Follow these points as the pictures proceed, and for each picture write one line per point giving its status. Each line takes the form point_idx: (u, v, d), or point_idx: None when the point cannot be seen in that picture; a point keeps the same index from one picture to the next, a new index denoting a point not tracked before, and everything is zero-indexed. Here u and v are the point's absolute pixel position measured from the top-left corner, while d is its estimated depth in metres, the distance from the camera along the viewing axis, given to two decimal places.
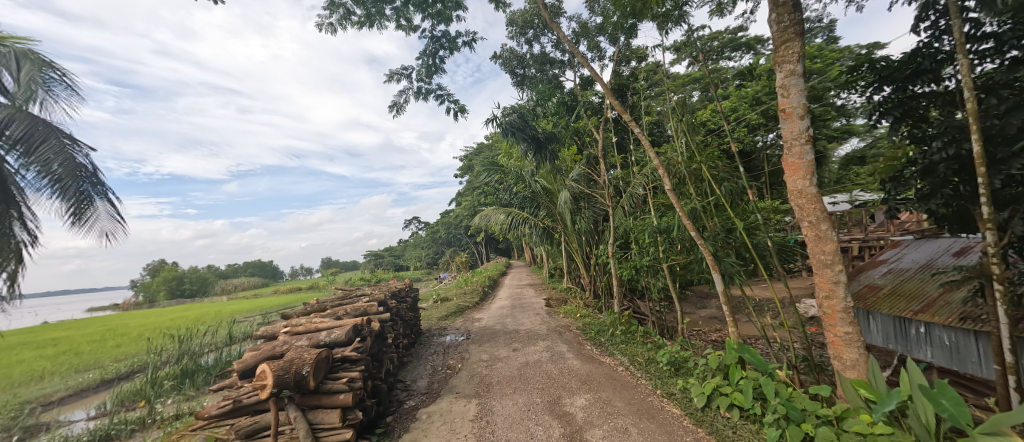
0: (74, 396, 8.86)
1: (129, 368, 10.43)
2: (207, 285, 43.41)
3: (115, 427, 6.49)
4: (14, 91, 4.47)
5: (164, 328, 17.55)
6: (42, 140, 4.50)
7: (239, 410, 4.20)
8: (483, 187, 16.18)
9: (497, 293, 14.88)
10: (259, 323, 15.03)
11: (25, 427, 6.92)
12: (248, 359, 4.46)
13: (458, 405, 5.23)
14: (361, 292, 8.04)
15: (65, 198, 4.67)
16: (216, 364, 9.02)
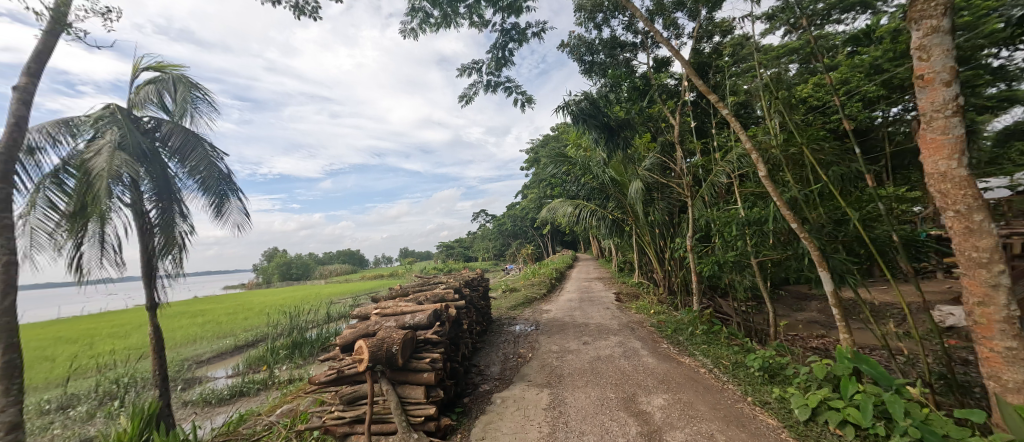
0: (217, 357, 10.84)
1: (254, 338, 12.43)
2: (310, 270, 49.58)
3: (246, 385, 7.81)
4: (173, 109, 5.61)
5: (276, 307, 20.48)
6: (192, 148, 5.54)
7: (342, 379, 4.76)
8: (550, 180, 16.05)
9: (564, 285, 14.77)
10: (349, 306, 16.79)
11: (185, 379, 8.68)
12: (348, 335, 5.02)
13: (531, 393, 5.34)
14: (438, 280, 8.56)
15: (209, 195, 5.74)
16: (318, 339, 10.32)
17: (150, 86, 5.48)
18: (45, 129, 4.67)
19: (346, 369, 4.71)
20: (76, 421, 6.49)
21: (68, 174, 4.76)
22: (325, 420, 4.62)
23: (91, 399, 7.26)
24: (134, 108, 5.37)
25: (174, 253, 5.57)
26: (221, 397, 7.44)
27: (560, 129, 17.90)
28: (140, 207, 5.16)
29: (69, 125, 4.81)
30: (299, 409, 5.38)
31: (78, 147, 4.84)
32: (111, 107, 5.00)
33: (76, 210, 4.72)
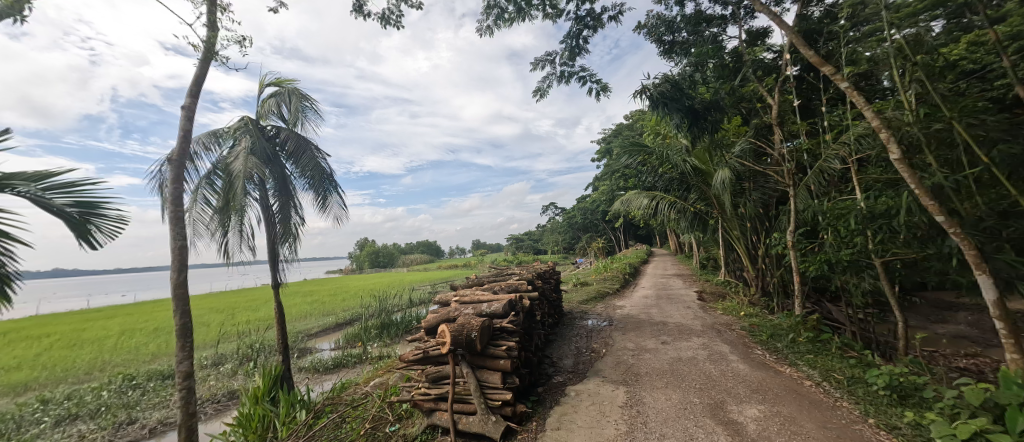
0: (322, 332, 12.46)
1: (350, 317, 14.01)
2: (395, 259, 54.14)
3: (345, 358, 8.87)
4: (289, 118, 6.48)
5: (366, 291, 22.77)
6: (303, 150, 6.37)
7: (427, 359, 5.10)
8: (623, 170, 15.35)
9: (639, 281, 14.12)
10: (429, 293, 18.01)
11: (299, 349, 10.15)
12: (431, 319, 5.37)
13: (606, 389, 5.23)
14: (511, 271, 8.76)
15: (316, 192, 6.57)
16: (402, 322, 11.24)
17: (271, 100, 6.40)
18: (200, 139, 5.75)
19: (431, 350, 5.05)
20: (224, 376, 7.98)
21: (217, 176, 5.82)
22: (413, 395, 5.03)
23: (233, 359, 8.86)
24: (262, 119, 6.34)
25: (290, 242, 6.52)
26: (326, 366, 8.55)
27: (635, 117, 16.99)
28: (266, 202, 6.12)
29: (215, 135, 5.85)
30: (389, 383, 5.96)
31: (222, 153, 5.87)
32: (243, 118, 5.95)
33: (222, 205, 5.77)
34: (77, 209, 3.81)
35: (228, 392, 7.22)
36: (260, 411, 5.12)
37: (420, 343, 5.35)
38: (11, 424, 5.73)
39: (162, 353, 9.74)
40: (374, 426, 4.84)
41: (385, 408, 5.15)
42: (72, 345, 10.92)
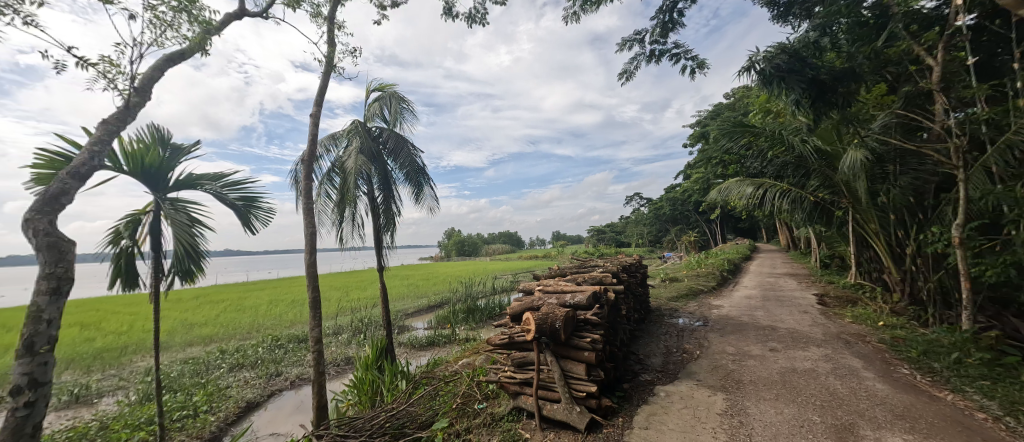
0: (417, 312, 13.68)
1: (441, 300, 15.11)
2: (479, 248, 56.74)
3: (438, 337, 9.62)
4: (390, 119, 7.16)
5: (455, 277, 24.29)
6: (401, 148, 6.99)
7: (513, 344, 5.23)
8: (723, 156, 13.84)
9: (740, 279, 12.73)
10: (512, 281, 18.55)
11: (399, 326, 11.30)
12: (516, 307, 5.46)
13: (702, 393, 4.85)
14: (595, 262, 8.56)
15: (413, 185, 7.19)
16: (487, 308, 11.75)
17: (376, 104, 7.12)
18: (322, 142, 6.67)
19: (516, 337, 5.15)
20: (341, 344, 9.27)
21: (335, 173, 6.71)
22: (500, 377, 5.25)
23: (348, 331, 10.24)
24: (368, 121, 7.10)
25: (392, 231, 7.24)
26: (421, 344, 9.38)
27: (738, 95, 15.14)
28: (372, 195, 6.87)
29: (333, 138, 6.72)
30: (477, 364, 6.32)
31: (339, 154, 6.73)
32: (354, 121, 6.73)
33: (339, 198, 6.64)
34: (244, 202, 4.77)
35: (345, 358, 8.38)
36: (370, 376, 5.84)
37: (506, 329, 5.50)
38: (201, 366, 7.42)
39: (297, 321, 11.68)
40: (464, 402, 5.18)
41: (473, 386, 5.48)
42: (237, 310, 13.70)
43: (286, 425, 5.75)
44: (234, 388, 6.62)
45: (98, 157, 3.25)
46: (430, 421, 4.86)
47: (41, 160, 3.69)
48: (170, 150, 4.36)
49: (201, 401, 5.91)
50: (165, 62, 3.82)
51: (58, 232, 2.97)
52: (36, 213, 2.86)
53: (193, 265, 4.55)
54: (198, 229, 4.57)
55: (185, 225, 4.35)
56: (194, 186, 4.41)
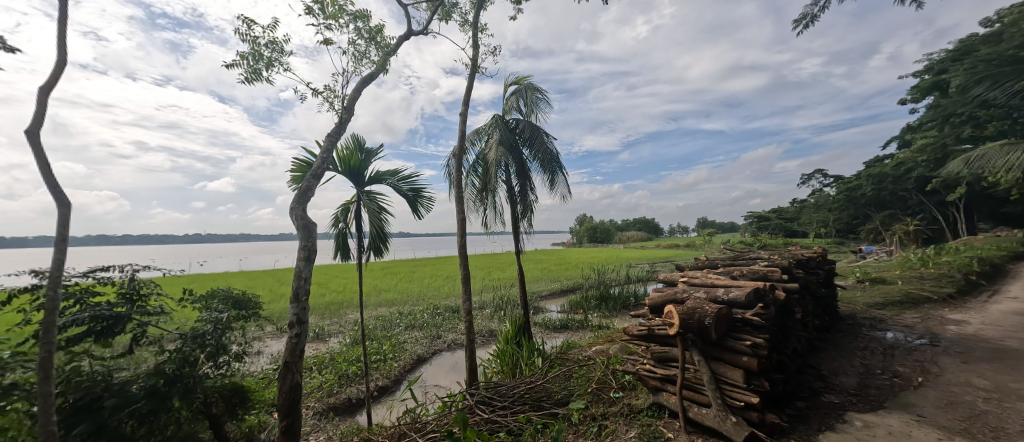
0: (551, 295, 14.10)
1: (573, 285, 15.22)
2: (613, 235, 54.81)
3: (571, 321, 9.71)
4: (525, 111, 7.35)
5: (588, 264, 24.01)
6: (536, 137, 7.10)
7: (652, 337, 4.74)
8: (975, 113, 9.85)
9: (998, 287, 9.03)
10: (650, 270, 17.33)
11: (535, 307, 11.83)
12: (655, 297, 4.90)
13: (926, 434, 3.63)
14: (757, 254, 7.24)
15: (546, 173, 7.28)
16: (621, 297, 11.26)
17: (512, 97, 7.40)
18: (467, 137, 7.30)
19: (657, 329, 4.65)
20: (486, 318, 10.25)
21: (478, 165, 7.29)
22: (638, 370, 4.84)
23: (490, 306, 11.24)
24: (506, 114, 7.44)
25: (528, 218, 7.51)
26: (555, 326, 9.60)
27: (1009, 20, 10.41)
28: (510, 184, 7.23)
29: (477, 132, 7.28)
30: (611, 352, 6.12)
31: (481, 147, 7.27)
32: (494, 115, 7.12)
33: (482, 187, 7.19)
34: (413, 192, 5.59)
35: (489, 330, 9.21)
36: (509, 349, 6.23)
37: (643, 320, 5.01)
38: (385, 323, 9.22)
39: (451, 293, 13.40)
40: (599, 388, 5.04)
41: (608, 374, 5.30)
42: (408, 281, 16.55)
43: (445, 380, 6.64)
44: (408, 343, 8.01)
45: (327, 162, 4.15)
46: (565, 399, 4.86)
47: (293, 167, 4.94)
48: (364, 152, 5.33)
49: (387, 350, 7.36)
50: (364, 81, 4.55)
51: (309, 218, 3.87)
52: (296, 204, 3.83)
53: (381, 243, 5.54)
54: (384, 215, 5.54)
55: (375, 211, 5.35)
56: (379, 180, 5.33)
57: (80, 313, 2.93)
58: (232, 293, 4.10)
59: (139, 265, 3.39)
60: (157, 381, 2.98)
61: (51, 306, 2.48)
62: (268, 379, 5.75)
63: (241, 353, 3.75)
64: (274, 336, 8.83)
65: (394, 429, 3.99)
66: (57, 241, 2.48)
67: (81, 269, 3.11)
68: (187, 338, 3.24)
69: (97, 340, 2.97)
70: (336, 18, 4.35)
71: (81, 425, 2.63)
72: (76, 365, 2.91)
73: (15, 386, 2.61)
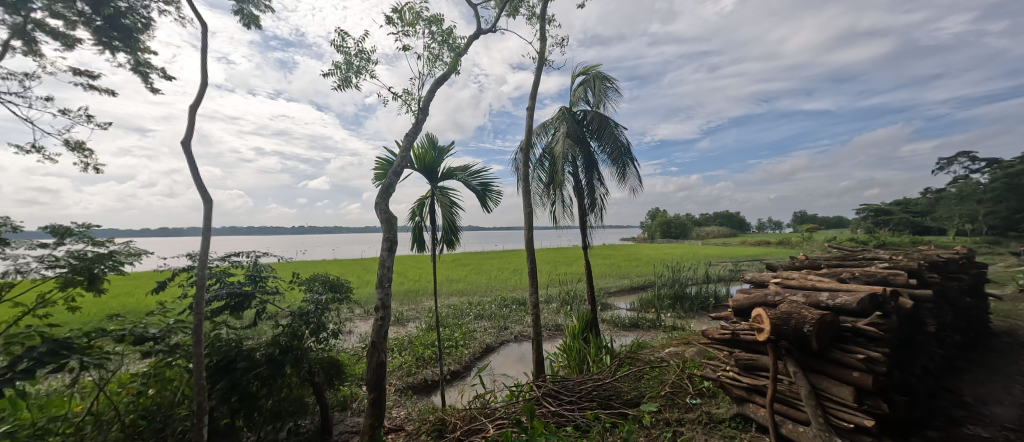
0: (620, 292, 13.57)
1: (643, 283, 14.46)
2: (690, 230, 51.03)
3: (642, 320, 9.23)
4: (593, 101, 7.06)
5: (661, 261, 22.61)
6: (605, 128, 6.77)
7: (738, 343, 4.20)
8: None
9: None
10: (734, 269, 15.78)
11: (603, 304, 11.47)
12: (740, 300, 4.30)
13: None
14: (872, 255, 6.16)
15: (616, 165, 6.94)
16: (699, 297, 10.41)
17: (580, 88, 7.15)
18: (534, 131, 7.24)
19: (743, 334, 4.12)
20: (552, 312, 10.19)
21: (545, 159, 7.19)
22: (720, 377, 4.41)
23: (557, 300, 11.15)
24: (573, 105, 7.22)
25: (596, 212, 7.23)
26: (624, 324, 9.19)
27: None
28: (577, 178, 7.02)
29: (543, 126, 7.18)
30: (687, 355, 5.68)
31: (548, 140, 7.15)
32: (561, 107, 6.95)
33: (548, 181, 7.09)
34: (483, 187, 5.68)
35: (556, 324, 9.12)
36: (576, 345, 6.10)
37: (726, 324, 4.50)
38: (456, 312, 9.63)
39: (518, 286, 13.54)
40: (674, 392, 4.67)
41: (684, 378, 4.91)
42: (477, 272, 17.15)
43: (513, 370, 6.73)
44: (478, 332, 8.26)
45: (406, 161, 4.37)
46: (636, 401, 4.60)
47: (376, 165, 5.28)
48: (437, 150, 5.53)
49: (458, 337, 7.66)
50: (438, 82, 4.60)
51: (391, 212, 4.09)
52: (380, 199, 4.08)
53: (454, 236, 5.73)
54: (456, 209, 5.73)
55: (447, 206, 5.56)
56: (451, 176, 5.50)
57: (220, 290, 3.52)
58: (331, 278, 4.38)
59: (261, 251, 3.92)
60: (274, 350, 3.44)
61: (200, 282, 2.94)
62: (358, 356, 6.32)
63: (337, 330, 4.07)
64: (362, 318, 9.72)
65: (465, 413, 4.10)
66: (206, 229, 3.02)
67: (221, 254, 3.76)
68: (295, 315, 3.65)
69: (232, 314, 3.56)
70: (412, 25, 4.51)
71: (220, 381, 3.27)
72: (217, 333, 3.53)
73: (178, 346, 3.25)
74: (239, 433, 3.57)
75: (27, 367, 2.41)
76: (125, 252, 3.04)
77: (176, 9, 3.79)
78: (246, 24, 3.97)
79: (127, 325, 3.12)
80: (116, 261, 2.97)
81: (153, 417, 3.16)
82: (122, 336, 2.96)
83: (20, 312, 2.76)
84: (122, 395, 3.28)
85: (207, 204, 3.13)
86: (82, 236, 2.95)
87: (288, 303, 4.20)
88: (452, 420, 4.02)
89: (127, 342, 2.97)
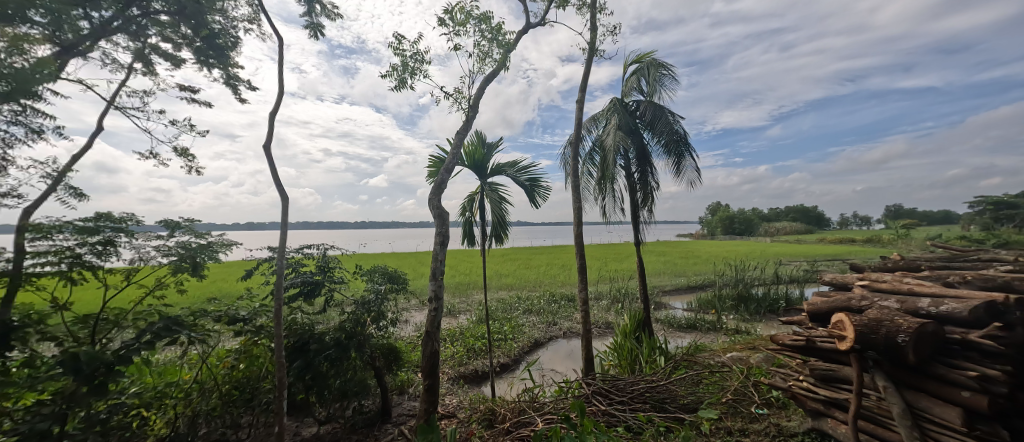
0: (676, 290, 12.87)
1: (703, 282, 13.58)
2: (755, 227, 47.13)
3: (700, 321, 8.67)
4: (648, 90, 6.68)
5: (723, 259, 21.10)
6: (660, 117, 6.38)
7: (813, 351, 3.70)
8: None
9: None
10: (808, 269, 14.30)
11: (658, 303, 10.95)
12: (819, 303, 3.76)
13: None
14: (990, 256, 5.20)
15: (671, 157, 6.54)
16: (767, 299, 9.55)
17: (633, 77, 6.79)
18: (584, 124, 7.02)
19: (818, 341, 3.62)
20: (603, 309, 9.92)
21: (596, 153, 6.94)
22: (790, 386, 3.98)
23: (608, 298, 10.83)
24: (625, 96, 6.89)
25: (650, 206, 6.86)
26: (681, 325, 8.69)
27: None
28: (630, 171, 6.71)
29: (594, 119, 6.93)
30: (752, 361, 5.22)
31: (599, 133, 6.89)
32: (612, 98, 6.65)
33: (599, 176, 6.84)
34: (531, 182, 5.61)
35: (607, 322, 8.86)
36: (628, 343, 5.84)
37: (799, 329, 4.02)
38: (505, 306, 9.72)
39: (567, 282, 13.37)
40: (736, 400, 4.32)
41: (748, 386, 4.51)
42: (527, 267, 17.19)
43: (562, 366, 6.63)
44: (527, 326, 8.25)
45: (457, 158, 4.41)
46: (693, 406, 4.29)
47: (429, 163, 5.43)
48: (487, 145, 5.56)
49: (507, 331, 7.70)
50: (487, 79, 4.54)
51: (442, 207, 4.15)
52: (432, 195, 4.16)
53: (502, 231, 5.76)
54: (505, 204, 5.72)
55: (496, 201, 5.57)
56: (500, 172, 5.50)
57: (296, 278, 3.84)
58: (390, 269, 4.41)
59: (328, 244, 4.14)
60: (342, 334, 3.68)
61: (279, 271, 3.17)
62: (413, 344, 6.59)
63: (395, 319, 4.23)
64: (417, 308, 10.14)
65: (514, 405, 4.08)
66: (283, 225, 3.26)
67: (297, 245, 4.05)
68: (358, 303, 3.82)
69: (305, 300, 3.87)
70: (463, 24, 4.50)
71: (296, 361, 3.57)
72: (293, 316, 3.82)
73: (263, 327, 3.56)
74: (312, 408, 3.89)
75: (149, 339, 2.78)
76: (221, 243, 3.35)
77: (258, 26, 4.09)
78: (314, 35, 4.19)
79: (223, 308, 3.48)
80: (213, 252, 3.28)
81: (244, 388, 3.57)
82: (219, 316, 3.31)
83: (143, 293, 3.14)
84: (219, 367, 3.62)
85: (282, 203, 3.38)
86: (187, 229, 3.26)
87: (353, 292, 4.41)
88: (502, 411, 4.03)
89: (223, 322, 3.34)
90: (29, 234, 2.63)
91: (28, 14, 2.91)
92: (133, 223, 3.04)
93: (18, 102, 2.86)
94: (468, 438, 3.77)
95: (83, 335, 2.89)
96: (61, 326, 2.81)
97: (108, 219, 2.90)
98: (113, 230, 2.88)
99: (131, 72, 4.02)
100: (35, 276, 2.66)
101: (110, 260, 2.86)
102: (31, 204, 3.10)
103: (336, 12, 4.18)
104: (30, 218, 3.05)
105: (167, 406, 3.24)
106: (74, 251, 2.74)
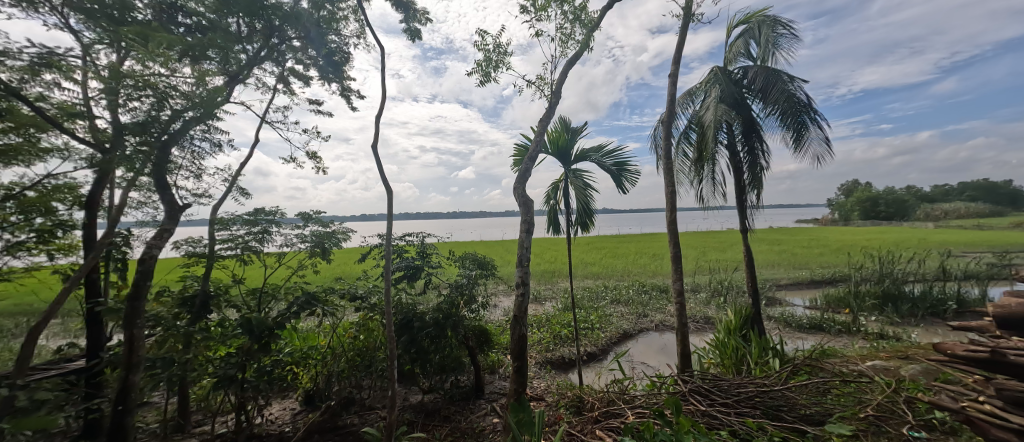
0: (794, 285, 11.30)
1: (831, 276, 11.61)
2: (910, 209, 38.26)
3: (826, 321, 7.49)
4: (758, 53, 5.88)
5: (860, 248, 17.61)
6: (774, 85, 5.57)
7: (999, 366, 2.75)
8: None
9: None
10: (994, 263, 11.18)
11: (771, 298, 9.75)
12: (1013, 306, 2.87)
13: None
14: None
15: (790, 128, 5.68)
16: (927, 299, 7.84)
17: (739, 40, 6.04)
18: (679, 101, 6.51)
19: (1012, 355, 2.69)
20: (701, 302, 9.20)
21: (692, 130, 6.40)
22: (962, 408, 2.94)
23: (708, 290, 10.00)
24: (729, 64, 6.18)
25: (758, 188, 6.09)
26: (800, 324, 7.64)
27: None
28: (733, 149, 6.04)
29: (689, 94, 6.39)
30: (899, 372, 4.35)
31: (696, 109, 6.32)
32: (711, 68, 6.03)
33: (696, 157, 6.29)
34: (616, 167, 5.44)
35: (705, 317, 8.21)
36: (732, 341, 5.34)
37: (979, 338, 3.07)
38: (593, 295, 9.64)
39: (660, 272, 12.69)
40: (881, 417, 3.43)
41: (898, 402, 3.57)
42: (615, 256, 16.74)
43: (654, 360, 6.38)
44: (614, 316, 8.07)
45: (541, 144, 4.43)
46: (820, 419, 3.64)
47: (514, 152, 5.59)
48: (570, 131, 5.50)
49: (594, 320, 7.64)
50: (570, 60, 4.40)
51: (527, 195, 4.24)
52: (518, 183, 4.28)
53: (588, 219, 5.70)
54: (589, 191, 5.64)
55: (579, 188, 5.53)
56: (584, 158, 5.44)
57: (401, 262, 4.36)
58: (480, 256, 4.69)
59: (425, 233, 4.58)
60: (440, 314, 4.06)
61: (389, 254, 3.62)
62: (504, 327, 6.95)
63: (485, 302, 4.50)
64: (505, 293, 10.64)
65: (603, 395, 4.09)
66: (388, 214, 3.69)
67: (401, 234, 4.56)
68: (453, 287, 4.21)
69: (408, 282, 4.35)
70: (544, 9, 4.47)
71: (403, 335, 4.05)
72: (399, 297, 4.33)
73: (376, 305, 4.07)
74: (417, 378, 4.33)
75: (296, 310, 3.43)
76: (341, 232, 3.91)
77: (364, 39, 4.65)
78: (412, 40, 4.56)
79: (347, 287, 4.14)
80: (337, 239, 3.86)
81: (364, 356, 4.11)
82: (344, 294, 3.94)
83: (290, 272, 3.86)
84: (344, 336, 4.29)
85: (389, 196, 3.77)
86: (317, 220, 3.89)
87: (448, 276, 4.79)
88: (591, 400, 4.07)
89: (347, 299, 3.96)
90: (216, 226, 3.46)
91: (207, 53, 3.76)
92: (281, 216, 3.76)
93: (206, 123, 3.72)
94: (557, 422, 3.88)
95: (253, 304, 3.69)
96: (239, 297, 3.62)
97: (264, 213, 3.65)
98: (267, 222, 3.62)
99: (275, 92, 4.89)
100: (221, 258, 3.49)
101: (268, 245, 3.61)
102: (216, 203, 4.05)
103: (427, 15, 4.49)
104: (216, 214, 3.98)
105: (310, 364, 4.07)
106: (243, 239, 3.52)
